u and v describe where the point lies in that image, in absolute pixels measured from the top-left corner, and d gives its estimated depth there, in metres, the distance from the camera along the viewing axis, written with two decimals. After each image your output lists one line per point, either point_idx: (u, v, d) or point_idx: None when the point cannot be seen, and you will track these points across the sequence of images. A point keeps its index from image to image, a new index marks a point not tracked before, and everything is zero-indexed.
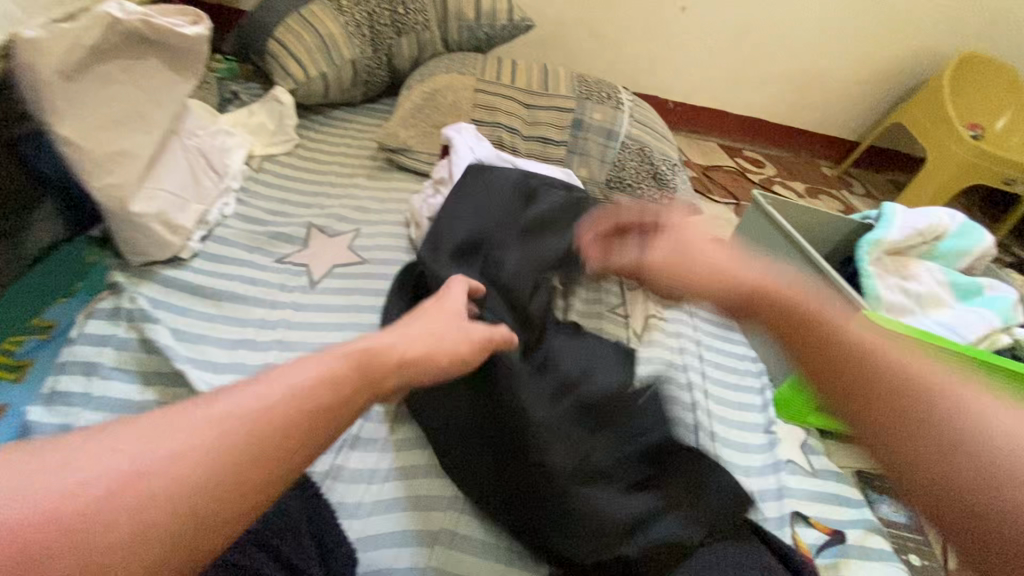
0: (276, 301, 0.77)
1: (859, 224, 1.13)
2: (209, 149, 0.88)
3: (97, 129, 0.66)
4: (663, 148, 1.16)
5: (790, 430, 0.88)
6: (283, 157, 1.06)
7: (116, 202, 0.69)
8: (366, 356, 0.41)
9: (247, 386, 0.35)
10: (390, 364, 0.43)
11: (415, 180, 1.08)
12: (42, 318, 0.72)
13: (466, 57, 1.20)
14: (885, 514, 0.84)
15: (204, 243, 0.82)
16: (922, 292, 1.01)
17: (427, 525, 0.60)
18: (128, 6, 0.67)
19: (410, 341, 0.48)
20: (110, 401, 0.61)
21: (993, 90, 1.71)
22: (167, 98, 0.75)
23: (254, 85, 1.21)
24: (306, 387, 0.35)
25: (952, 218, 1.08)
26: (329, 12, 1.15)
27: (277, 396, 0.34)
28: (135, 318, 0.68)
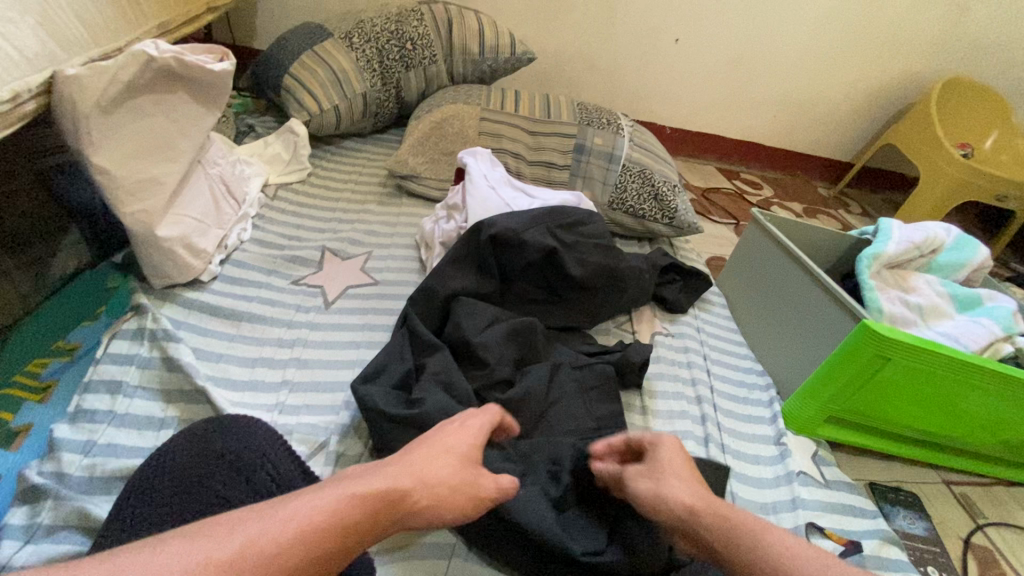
0: (293, 321, 0.79)
1: (857, 240, 1.16)
2: (228, 177, 0.92)
3: (129, 160, 0.70)
4: (663, 170, 1.20)
5: (800, 441, 0.87)
6: (297, 185, 1.10)
7: (144, 227, 0.72)
8: (375, 506, 0.42)
9: (255, 527, 0.36)
10: (398, 516, 0.43)
11: (424, 205, 1.12)
12: (66, 341, 0.72)
13: (471, 88, 1.25)
14: (902, 527, 0.84)
15: (223, 266, 0.85)
16: (922, 304, 1.02)
17: (444, 539, 0.60)
18: (162, 45, 0.72)
19: (430, 467, 0.48)
20: (134, 418, 0.62)
21: (980, 112, 1.76)
22: (193, 130, 0.79)
23: (269, 118, 1.26)
24: (300, 543, 0.36)
25: (946, 232, 1.11)
26: (342, 50, 1.21)
27: (274, 546, 0.35)
28: (158, 337, 0.69)
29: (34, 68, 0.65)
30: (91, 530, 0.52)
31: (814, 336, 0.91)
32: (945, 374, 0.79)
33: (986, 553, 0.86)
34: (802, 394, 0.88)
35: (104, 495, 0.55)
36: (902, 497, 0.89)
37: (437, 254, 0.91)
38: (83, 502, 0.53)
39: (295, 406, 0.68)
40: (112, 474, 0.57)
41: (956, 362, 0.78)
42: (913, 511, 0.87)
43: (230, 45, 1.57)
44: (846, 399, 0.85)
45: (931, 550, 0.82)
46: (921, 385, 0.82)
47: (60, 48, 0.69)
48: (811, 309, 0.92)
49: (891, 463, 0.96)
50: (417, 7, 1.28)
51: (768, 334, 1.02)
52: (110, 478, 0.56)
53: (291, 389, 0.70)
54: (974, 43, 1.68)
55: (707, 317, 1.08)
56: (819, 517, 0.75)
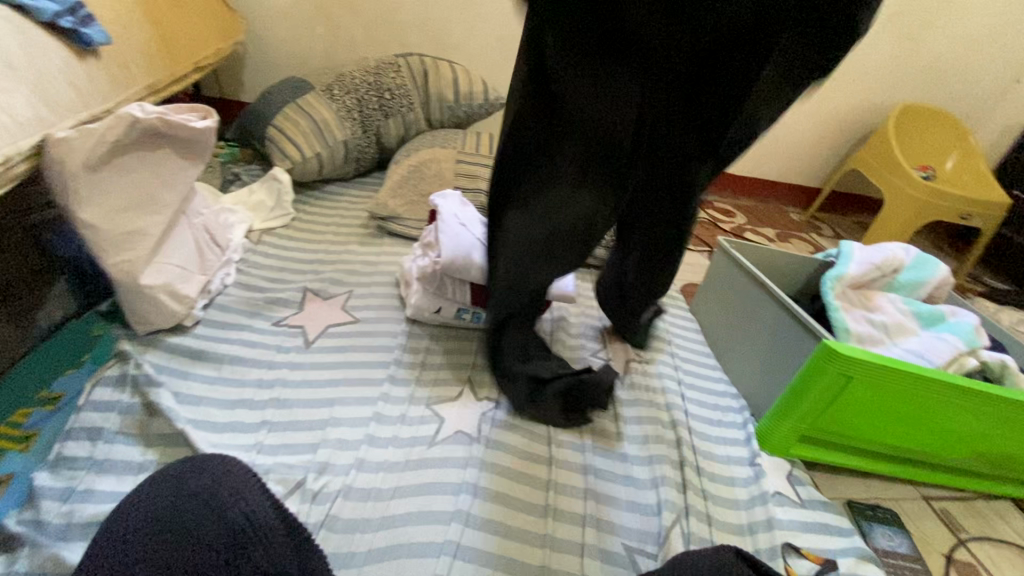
0: (273, 361, 0.82)
1: (821, 262, 1.20)
2: (213, 225, 0.96)
3: (115, 213, 0.74)
4: None
5: (774, 461, 0.88)
6: (281, 229, 1.14)
7: (128, 277, 0.75)
8: None
9: None
10: None
11: (405, 244, 1.17)
12: (49, 390, 0.72)
13: (448, 133, 1.32)
14: (880, 544, 0.83)
15: (206, 310, 0.88)
16: (888, 322, 1.06)
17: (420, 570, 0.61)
18: (148, 107, 0.77)
19: None
20: (114, 464, 0.64)
21: (936, 136, 1.86)
22: (178, 182, 0.84)
23: (255, 167, 1.31)
24: None
25: (906, 251, 1.16)
26: (323, 101, 1.28)
27: None
28: (140, 383, 0.71)
29: (26, 132, 0.69)
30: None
31: (784, 354, 0.94)
32: (905, 389, 0.83)
33: (969, 568, 0.85)
34: (776, 414, 0.89)
35: (81, 540, 0.56)
36: (880, 513, 0.89)
37: (415, 292, 0.94)
38: (60, 549, 0.54)
39: (273, 444, 0.71)
40: (90, 521, 0.58)
41: (913, 372, 0.80)
42: (892, 528, 0.86)
43: (218, 99, 1.64)
44: (818, 416, 0.86)
45: (913, 567, 0.81)
46: (885, 400, 0.85)
47: (51, 113, 0.74)
48: (778, 331, 0.95)
49: (868, 481, 0.96)
50: (394, 60, 1.36)
51: (741, 359, 1.04)
52: (87, 524, 0.58)
53: (270, 429, 0.72)
54: (923, 73, 1.79)
55: (680, 342, 1.11)
56: (793, 536, 0.76)
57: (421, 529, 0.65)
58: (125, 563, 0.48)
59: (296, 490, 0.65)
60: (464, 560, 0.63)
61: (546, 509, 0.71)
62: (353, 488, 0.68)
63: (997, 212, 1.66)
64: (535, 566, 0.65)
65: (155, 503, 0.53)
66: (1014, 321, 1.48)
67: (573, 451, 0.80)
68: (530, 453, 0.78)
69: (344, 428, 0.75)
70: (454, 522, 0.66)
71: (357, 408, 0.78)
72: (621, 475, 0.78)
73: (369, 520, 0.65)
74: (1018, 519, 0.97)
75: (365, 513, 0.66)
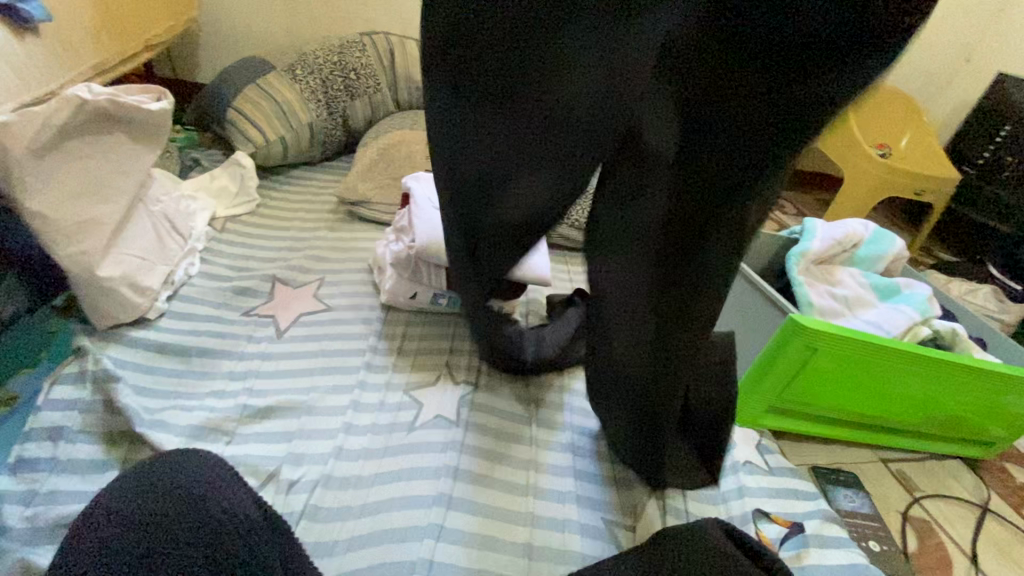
0: (243, 352, 0.80)
1: (786, 239, 1.24)
2: (173, 213, 0.92)
3: (67, 202, 0.71)
4: None
5: (743, 432, 0.92)
6: (245, 217, 1.10)
7: (84, 269, 0.72)
8: None
9: None
10: None
11: (376, 230, 1.15)
12: (5, 391, 0.69)
13: (417, 114, 1.29)
14: (843, 505, 0.88)
15: (170, 302, 0.85)
16: (848, 295, 1.10)
17: (404, 556, 0.61)
18: (96, 87, 0.73)
19: None
20: (77, 463, 0.61)
21: (893, 115, 1.93)
22: (134, 168, 0.80)
23: (216, 152, 1.26)
24: None
25: (865, 227, 1.20)
26: (286, 82, 1.23)
27: None
28: (101, 379, 0.68)
29: None
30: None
31: (751, 329, 0.97)
32: (866, 359, 0.86)
33: (924, 523, 0.91)
34: (744, 387, 0.92)
35: (49, 543, 0.55)
36: (843, 477, 0.93)
37: (389, 277, 0.93)
38: (28, 554, 0.53)
39: (246, 434, 0.69)
40: (57, 523, 0.56)
41: (872, 341, 0.84)
42: (853, 490, 0.91)
43: (172, 80, 1.56)
44: (784, 388, 0.90)
45: (872, 525, 0.86)
46: (847, 370, 0.88)
47: None
48: (747, 306, 0.98)
49: (832, 447, 1.01)
50: (359, 38, 1.32)
51: None
52: (54, 526, 0.56)
53: (242, 418, 0.70)
54: None
55: None
56: (763, 503, 0.79)
57: (402, 515, 0.65)
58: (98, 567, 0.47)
59: (273, 481, 0.65)
60: (447, 544, 0.63)
61: (527, 488, 0.72)
62: (332, 477, 0.67)
63: (948, 187, 1.74)
64: (525, 513, 0.69)
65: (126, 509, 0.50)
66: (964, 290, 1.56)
67: (553, 430, 0.81)
68: (508, 435, 0.79)
69: (320, 417, 0.74)
70: (437, 506, 0.66)
71: (333, 396, 0.77)
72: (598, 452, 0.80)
73: (349, 508, 0.65)
74: (966, 477, 1.03)
75: (344, 502, 0.65)
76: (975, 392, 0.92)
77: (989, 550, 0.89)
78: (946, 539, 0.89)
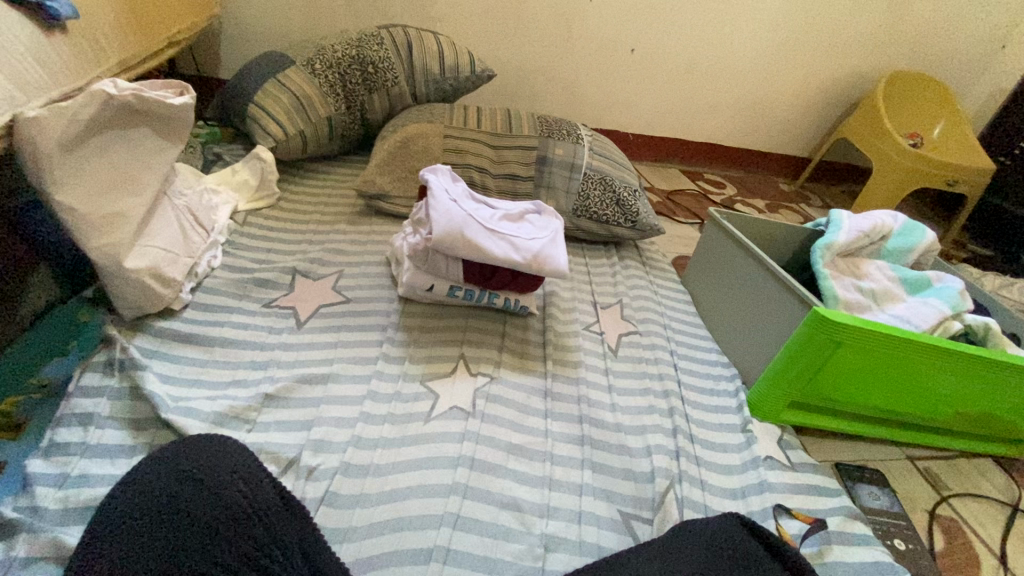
0: (265, 343, 0.81)
1: (811, 231, 1.21)
2: (196, 207, 0.93)
3: (94, 195, 0.72)
4: (623, 176, 1.25)
5: (764, 427, 0.90)
6: (266, 210, 1.12)
7: (112, 260, 0.73)
8: None
9: None
10: None
11: (393, 222, 1.16)
12: (40, 377, 0.70)
13: (434, 107, 1.29)
14: (867, 503, 0.86)
15: (193, 293, 0.87)
16: (876, 289, 1.07)
17: (421, 543, 0.62)
18: (121, 83, 0.74)
19: None
20: (106, 448, 0.63)
21: (925, 102, 1.86)
22: (158, 162, 0.81)
23: (238, 146, 1.28)
24: None
25: (894, 219, 1.17)
26: (305, 77, 1.24)
27: None
28: (127, 366, 0.70)
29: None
30: (64, 560, 0.53)
31: (773, 323, 0.95)
32: (894, 352, 0.84)
33: (952, 523, 0.88)
34: (767, 380, 0.91)
35: (79, 524, 0.57)
36: (867, 474, 0.91)
37: (407, 270, 0.93)
38: (60, 533, 0.55)
39: (267, 422, 0.71)
40: (87, 506, 0.58)
41: (900, 335, 0.82)
42: (878, 487, 0.89)
43: (195, 77, 1.59)
44: (807, 382, 0.88)
45: (897, 523, 0.84)
46: (875, 365, 0.86)
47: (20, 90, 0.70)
48: (768, 298, 0.96)
49: (857, 444, 0.98)
50: (377, 32, 1.32)
51: (729, 328, 1.06)
52: (85, 509, 0.58)
53: (262, 406, 0.72)
54: (910, 39, 1.78)
55: (672, 314, 1.11)
56: (785, 498, 0.78)
57: (420, 504, 0.65)
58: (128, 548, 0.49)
59: (295, 469, 0.66)
60: (464, 532, 0.64)
61: (544, 480, 0.72)
62: (350, 464, 0.68)
63: (983, 178, 1.67)
64: None
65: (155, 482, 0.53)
66: (997, 285, 1.50)
67: (570, 423, 0.81)
68: (524, 427, 0.79)
69: (338, 405, 0.75)
70: (454, 494, 0.67)
71: (351, 386, 0.78)
72: (616, 445, 0.79)
73: (365, 496, 0.66)
74: (997, 476, 1.00)
75: (360, 489, 0.66)
76: (1010, 392, 0.89)
77: (1021, 552, 0.86)
78: (974, 539, 0.86)
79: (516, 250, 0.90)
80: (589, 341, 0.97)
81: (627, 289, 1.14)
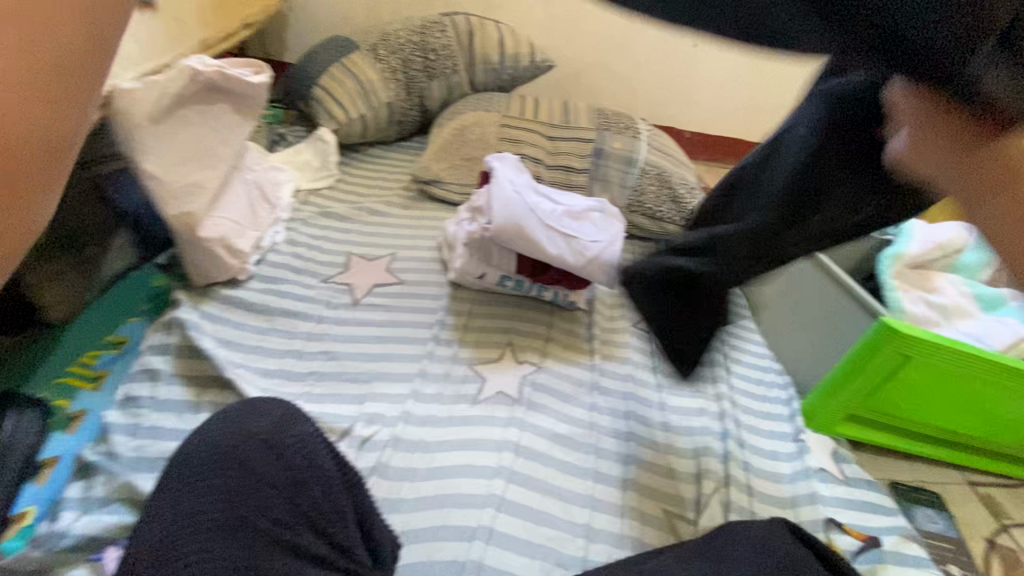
0: (322, 316, 0.84)
1: (878, 240, 1.15)
2: (264, 181, 0.97)
3: (175, 164, 0.76)
4: (681, 173, 1.23)
5: (818, 438, 0.86)
6: (326, 190, 1.15)
7: (188, 227, 0.78)
8: None
9: None
10: None
11: (447, 209, 1.17)
12: (116, 335, 0.77)
13: (492, 96, 1.29)
14: (923, 526, 0.81)
15: (258, 266, 0.90)
16: (946, 304, 1.01)
17: (466, 520, 0.64)
18: (207, 60, 0.78)
19: None
20: (173, 403, 0.67)
21: None
22: (233, 138, 0.86)
23: (300, 127, 1.32)
24: None
25: (971, 230, 1.09)
26: (368, 61, 1.27)
27: None
28: (186, 327, 0.74)
29: None
30: (137, 503, 0.57)
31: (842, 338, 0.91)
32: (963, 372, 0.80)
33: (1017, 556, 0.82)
34: (823, 392, 0.87)
35: (150, 471, 0.60)
36: (927, 496, 0.87)
37: (459, 256, 0.93)
38: (131, 477, 0.58)
39: (322, 394, 0.74)
40: (158, 456, 0.62)
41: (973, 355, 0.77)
42: (936, 510, 0.85)
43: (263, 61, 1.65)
44: (866, 394, 0.84)
45: (955, 550, 0.79)
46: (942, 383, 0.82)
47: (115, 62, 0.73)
48: (829, 305, 0.92)
49: (914, 464, 0.93)
50: (440, 20, 1.34)
51: (787, 335, 1.01)
52: (155, 459, 0.61)
53: (318, 378, 0.75)
54: None
55: (724, 314, 1.09)
56: (838, 513, 0.75)
57: (465, 483, 0.68)
58: (197, 503, 0.46)
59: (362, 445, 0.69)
60: (506, 514, 0.65)
61: (590, 472, 0.72)
62: (402, 439, 0.70)
63: None
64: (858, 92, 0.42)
65: (214, 481, 0.47)
66: None
67: (617, 419, 0.80)
68: (569, 417, 0.79)
69: (390, 383, 0.77)
70: (498, 477, 0.68)
71: (404, 364, 0.80)
72: (662, 444, 0.78)
73: (414, 470, 0.68)
74: None
75: (410, 463, 0.69)
76: None
77: None
78: None
79: (573, 248, 0.89)
80: (638, 339, 0.95)
81: None
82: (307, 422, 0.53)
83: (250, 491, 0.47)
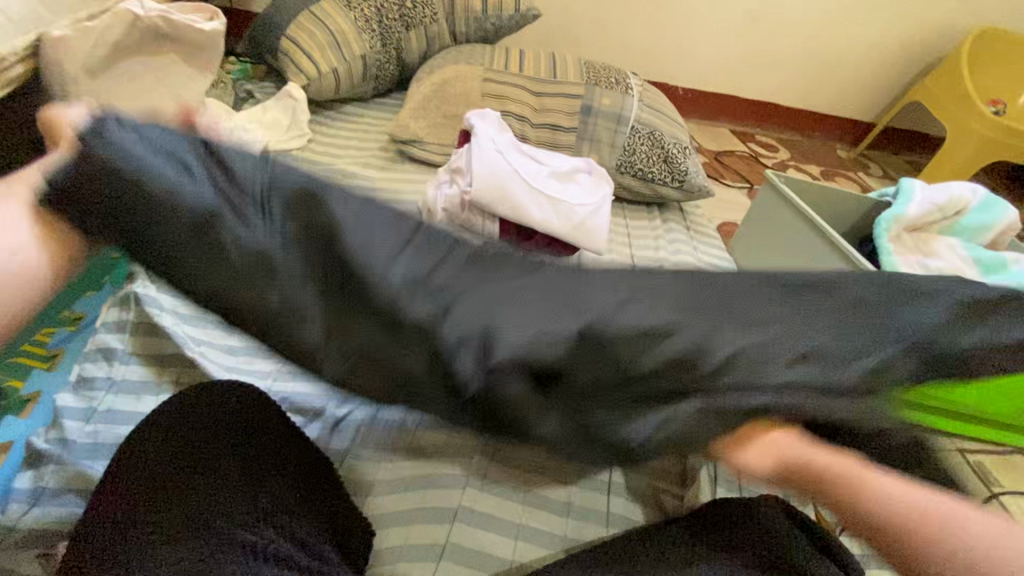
0: None
1: (876, 202, 1.11)
2: (226, 142, 0.89)
3: None
4: (674, 132, 1.17)
5: None
6: (297, 151, 1.07)
7: None
8: None
9: None
10: None
11: (427, 171, 1.10)
12: (71, 311, 0.72)
13: (474, 48, 1.20)
14: None
15: None
16: (943, 268, 0.98)
17: (445, 503, 0.61)
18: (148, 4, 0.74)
19: None
20: (131, 384, 0.63)
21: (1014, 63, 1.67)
22: (187, 94, 0.78)
23: (269, 83, 1.23)
24: None
25: (973, 191, 1.06)
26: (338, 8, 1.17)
27: None
28: (144, 302, 0.68)
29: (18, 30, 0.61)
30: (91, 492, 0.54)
31: None
32: None
33: None
34: None
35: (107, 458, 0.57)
36: None
37: (439, 222, 0.88)
38: (85, 465, 0.55)
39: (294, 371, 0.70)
40: (114, 441, 0.58)
41: None
42: None
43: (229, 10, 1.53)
44: None
45: None
46: None
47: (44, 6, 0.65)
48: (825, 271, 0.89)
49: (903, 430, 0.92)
50: None
51: None
52: (111, 445, 0.58)
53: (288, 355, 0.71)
54: None
55: None
56: None
57: (444, 463, 0.65)
58: (147, 496, 0.42)
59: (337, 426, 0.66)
60: (488, 494, 0.63)
61: None
62: (379, 418, 0.67)
63: None
64: None
65: (164, 471, 0.43)
66: None
67: None
68: None
69: None
70: (478, 456, 0.66)
71: None
72: None
73: (393, 451, 0.65)
74: None
75: (388, 443, 0.65)
76: None
77: None
78: None
79: (559, 214, 0.84)
80: None
81: (669, 253, 1.07)
82: (272, 407, 0.51)
83: (202, 484, 0.43)
